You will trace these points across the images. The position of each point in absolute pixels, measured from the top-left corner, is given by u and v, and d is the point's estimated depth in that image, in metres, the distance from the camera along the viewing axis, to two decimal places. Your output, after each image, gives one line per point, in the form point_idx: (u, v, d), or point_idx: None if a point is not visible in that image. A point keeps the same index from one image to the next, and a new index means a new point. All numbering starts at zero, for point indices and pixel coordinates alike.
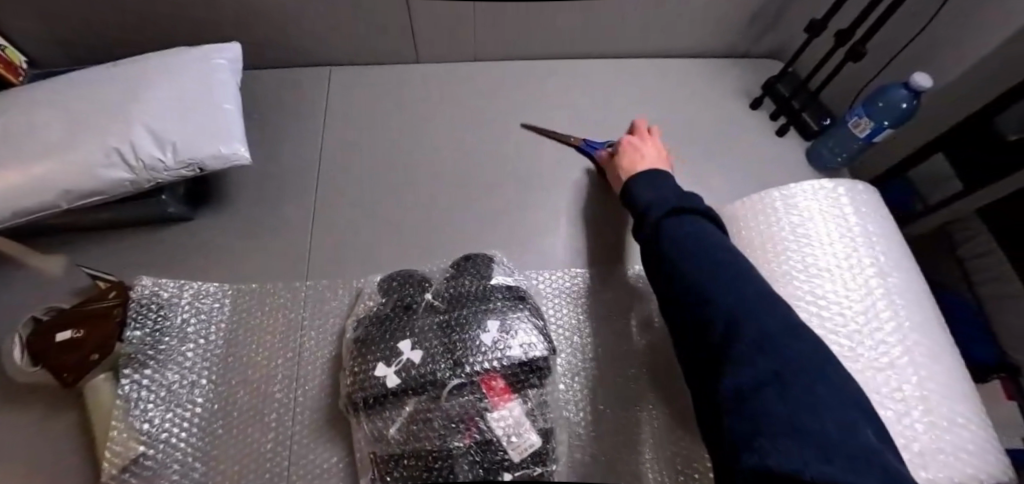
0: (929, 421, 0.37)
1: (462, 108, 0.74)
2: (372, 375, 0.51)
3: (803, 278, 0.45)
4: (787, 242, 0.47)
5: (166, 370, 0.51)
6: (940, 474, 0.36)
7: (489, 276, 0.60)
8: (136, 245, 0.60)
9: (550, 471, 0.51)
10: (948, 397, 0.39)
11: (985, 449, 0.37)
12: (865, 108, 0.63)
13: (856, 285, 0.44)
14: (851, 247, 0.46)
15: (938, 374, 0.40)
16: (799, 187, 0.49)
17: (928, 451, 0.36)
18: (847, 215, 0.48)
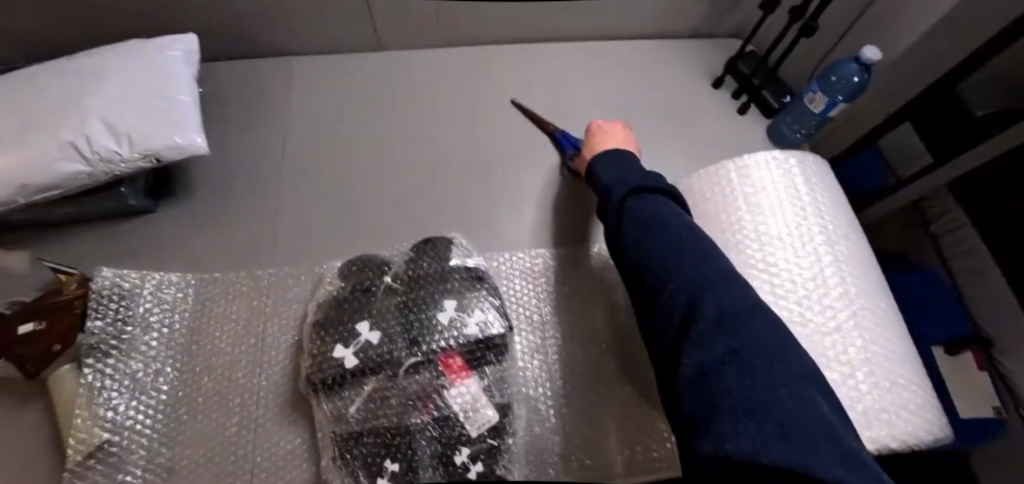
0: (873, 381, 0.38)
1: (428, 92, 0.76)
2: (331, 357, 0.49)
3: (756, 248, 0.44)
4: (742, 213, 0.46)
5: (130, 359, 0.53)
6: (881, 433, 0.37)
7: (450, 259, 0.57)
8: (110, 237, 0.62)
9: (508, 445, 0.49)
10: (892, 354, 0.40)
11: (920, 399, 0.39)
12: (820, 84, 0.65)
13: (808, 252, 0.44)
14: (801, 216, 0.45)
15: (882, 338, 0.41)
16: (752, 158, 0.48)
17: (872, 411, 0.37)
18: (798, 187, 0.47)
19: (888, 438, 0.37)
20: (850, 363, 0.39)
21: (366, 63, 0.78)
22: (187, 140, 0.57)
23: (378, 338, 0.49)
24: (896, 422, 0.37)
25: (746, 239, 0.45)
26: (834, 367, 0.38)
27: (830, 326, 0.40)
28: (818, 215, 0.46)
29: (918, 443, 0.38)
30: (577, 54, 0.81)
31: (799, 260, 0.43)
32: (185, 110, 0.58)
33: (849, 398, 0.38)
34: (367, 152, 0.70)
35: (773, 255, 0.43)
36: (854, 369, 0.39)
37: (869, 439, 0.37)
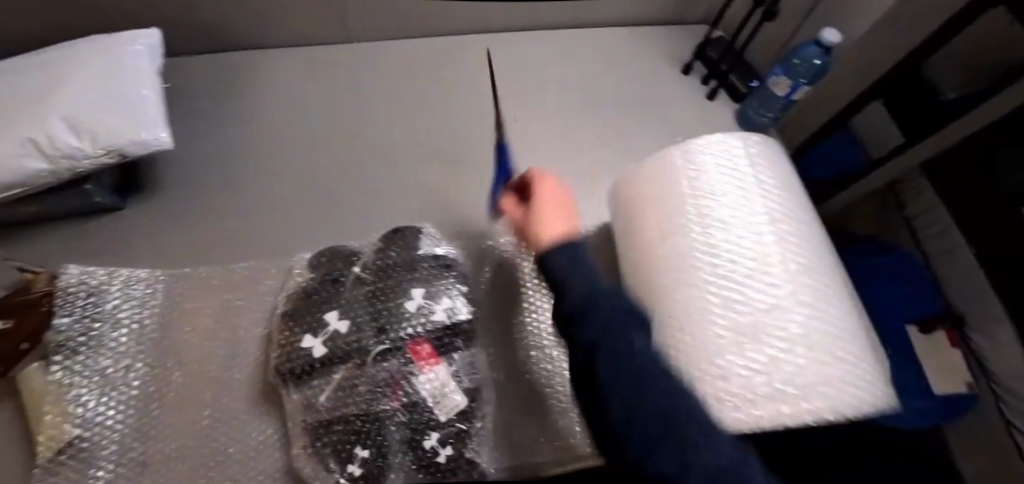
0: (810, 355, 0.40)
1: (399, 84, 0.77)
2: (299, 347, 0.49)
3: (699, 230, 0.46)
4: (688, 198, 0.48)
5: (100, 355, 0.53)
6: (820, 404, 0.39)
7: (419, 247, 0.57)
8: (77, 235, 0.61)
9: (477, 428, 0.50)
10: (832, 328, 0.42)
11: (858, 371, 0.41)
12: (783, 67, 0.69)
13: (752, 231, 0.45)
14: (745, 198, 0.47)
15: (826, 314, 0.42)
16: (698, 141, 0.50)
17: (812, 384, 0.39)
18: (742, 169, 0.49)
19: (826, 409, 0.39)
20: (790, 339, 0.41)
21: (335, 56, 0.78)
22: (152, 135, 0.57)
23: (347, 327, 0.50)
24: (833, 393, 0.39)
25: (692, 221, 0.47)
26: (773, 342, 0.40)
27: (771, 302, 0.42)
28: (762, 193, 0.47)
29: (856, 412, 0.40)
30: (546, 44, 0.82)
31: (743, 238, 0.45)
32: (149, 105, 0.58)
33: (790, 372, 0.39)
34: (338, 144, 0.71)
35: (718, 235, 0.45)
36: (794, 344, 0.40)
37: (809, 410, 0.39)
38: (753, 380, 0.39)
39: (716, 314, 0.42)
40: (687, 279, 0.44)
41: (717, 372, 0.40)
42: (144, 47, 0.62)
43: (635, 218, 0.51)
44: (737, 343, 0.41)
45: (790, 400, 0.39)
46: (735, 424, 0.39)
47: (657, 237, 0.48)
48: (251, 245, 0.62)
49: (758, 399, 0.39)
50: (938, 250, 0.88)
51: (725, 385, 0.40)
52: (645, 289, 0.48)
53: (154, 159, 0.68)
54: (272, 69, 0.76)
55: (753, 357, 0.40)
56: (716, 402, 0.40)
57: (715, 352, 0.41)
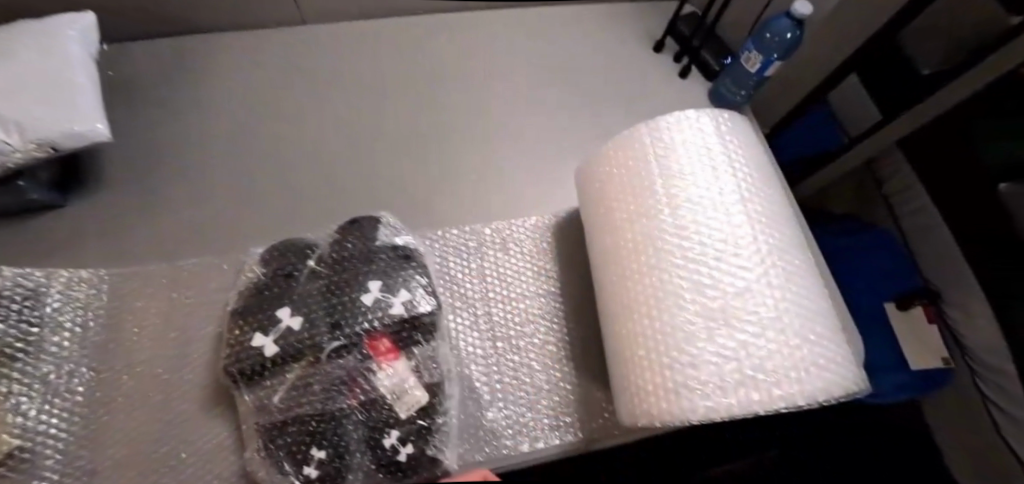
0: (779, 338, 0.38)
1: (360, 69, 0.74)
2: (249, 346, 0.47)
3: (668, 212, 0.43)
4: (657, 178, 0.45)
5: (39, 360, 0.50)
6: (793, 389, 0.37)
7: (377, 238, 0.54)
8: (14, 234, 0.57)
9: (440, 425, 0.48)
10: (804, 309, 0.40)
11: (830, 353, 0.39)
12: (755, 42, 0.64)
13: (722, 212, 0.43)
14: (714, 175, 0.45)
15: (799, 295, 0.41)
16: (667, 118, 0.47)
17: (783, 369, 0.37)
18: (710, 145, 0.46)
19: (798, 395, 0.37)
20: (761, 322, 0.38)
21: (293, 41, 0.75)
22: (87, 125, 0.53)
23: (301, 323, 0.47)
24: (805, 378, 0.37)
25: (661, 203, 0.44)
26: (744, 326, 0.38)
27: (739, 286, 0.40)
28: (732, 173, 0.45)
29: (828, 397, 0.38)
30: (512, 26, 0.81)
31: (712, 220, 0.42)
32: (84, 95, 0.54)
33: (760, 357, 0.37)
34: (296, 133, 0.68)
35: (688, 217, 0.42)
36: (764, 328, 0.38)
37: (780, 397, 0.37)
38: (723, 367, 0.37)
39: (686, 299, 0.39)
40: (655, 264, 0.42)
41: (687, 359, 0.38)
42: (78, 34, 0.58)
43: (600, 203, 0.49)
44: (709, 329, 0.38)
45: (760, 387, 0.37)
46: (705, 412, 0.36)
47: (624, 220, 0.45)
48: (202, 241, 0.59)
49: (730, 386, 0.37)
50: (915, 228, 0.89)
51: (695, 372, 0.38)
52: (613, 275, 0.45)
53: (97, 153, 0.64)
54: (227, 56, 0.73)
55: (724, 343, 0.38)
56: (686, 390, 0.37)
57: (685, 339, 0.38)
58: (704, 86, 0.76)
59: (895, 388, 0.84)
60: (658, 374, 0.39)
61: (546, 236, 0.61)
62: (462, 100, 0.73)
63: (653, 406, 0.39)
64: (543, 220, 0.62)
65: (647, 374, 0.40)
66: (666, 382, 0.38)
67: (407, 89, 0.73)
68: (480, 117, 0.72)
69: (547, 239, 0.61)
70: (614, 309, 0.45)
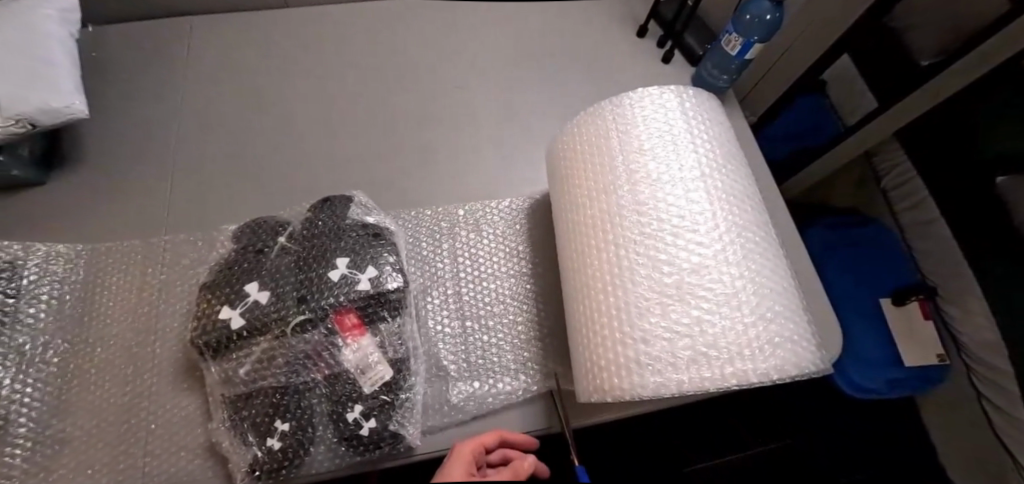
0: (734, 317, 0.38)
1: (344, 53, 0.75)
2: (218, 318, 0.47)
3: (629, 188, 0.43)
4: (619, 153, 0.45)
5: (14, 331, 0.51)
6: (745, 367, 0.37)
7: (347, 216, 0.54)
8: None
9: (403, 400, 0.48)
10: (764, 287, 0.40)
11: (789, 332, 0.39)
12: (734, 25, 0.62)
13: (682, 188, 0.43)
14: (677, 150, 0.45)
15: (758, 272, 0.40)
16: (631, 94, 0.47)
17: (734, 346, 0.37)
18: (674, 121, 0.46)
19: (749, 372, 0.37)
20: (716, 299, 0.38)
21: (279, 26, 0.77)
22: (64, 103, 0.53)
23: (267, 297, 0.47)
24: (758, 355, 0.37)
25: (621, 179, 0.44)
26: (699, 303, 0.38)
27: (695, 262, 0.39)
28: (694, 149, 0.45)
29: (782, 376, 0.38)
30: (501, 14, 0.82)
31: (673, 196, 0.42)
32: (61, 72, 0.54)
33: (713, 334, 0.37)
34: (277, 114, 0.69)
35: (647, 192, 0.42)
36: (719, 304, 0.38)
37: (732, 374, 0.36)
38: (675, 343, 0.37)
39: (639, 275, 0.39)
40: (612, 237, 0.42)
41: (638, 336, 0.38)
42: (58, 12, 0.58)
43: (566, 179, 0.49)
44: (661, 304, 0.38)
45: (712, 364, 0.37)
46: (655, 387, 0.37)
47: (585, 195, 0.46)
48: (180, 218, 0.60)
49: (680, 363, 0.37)
50: (914, 221, 0.86)
51: (646, 349, 0.38)
52: (573, 251, 0.45)
53: (81, 132, 0.65)
54: (215, 40, 0.74)
55: (676, 318, 0.38)
56: (636, 366, 0.37)
57: (637, 314, 0.38)
58: (687, 71, 0.75)
59: (891, 385, 0.82)
60: (612, 348, 0.39)
61: (520, 218, 0.61)
62: (444, 84, 0.74)
63: (605, 382, 0.39)
64: (518, 202, 0.62)
65: (602, 349, 0.39)
66: (620, 357, 0.38)
67: (392, 73, 0.74)
68: (463, 100, 0.72)
69: (521, 220, 0.61)
70: (571, 284, 0.45)
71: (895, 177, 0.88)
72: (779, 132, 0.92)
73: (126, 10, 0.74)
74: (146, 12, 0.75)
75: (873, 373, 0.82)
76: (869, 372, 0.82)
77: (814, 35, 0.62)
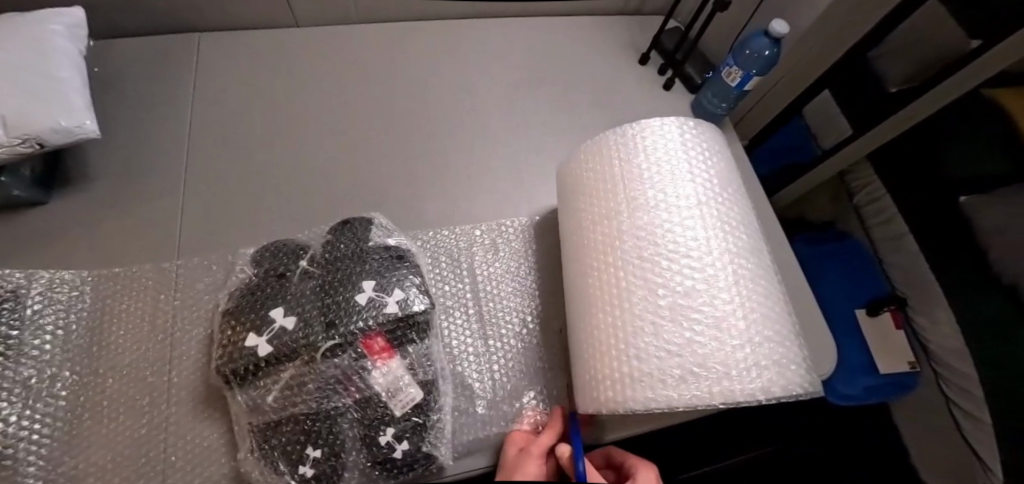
0: (723, 336, 0.39)
1: (355, 72, 0.75)
2: (244, 346, 0.46)
3: (630, 215, 0.45)
4: (621, 184, 0.47)
5: (18, 364, 0.48)
6: (735, 387, 0.38)
7: (369, 239, 0.56)
8: None
9: (434, 421, 0.49)
10: (755, 310, 0.41)
11: (777, 354, 0.40)
12: (734, 58, 0.66)
13: (677, 215, 0.44)
14: (676, 179, 0.46)
15: (747, 294, 0.41)
16: (632, 126, 0.49)
17: (722, 366, 0.38)
18: (671, 151, 0.48)
19: (737, 392, 0.38)
20: (701, 320, 0.39)
21: (290, 42, 0.76)
22: (75, 122, 0.51)
23: (294, 323, 0.47)
24: (746, 376, 0.38)
25: (622, 207, 0.45)
26: (693, 319, 0.39)
27: (688, 285, 0.40)
28: (692, 178, 0.46)
29: (769, 398, 0.38)
30: (513, 31, 0.84)
31: (669, 222, 0.43)
32: (72, 90, 0.53)
33: (703, 353, 0.38)
34: (285, 134, 0.68)
35: (645, 219, 0.44)
36: (709, 326, 0.39)
37: (720, 393, 0.37)
38: (666, 360, 0.38)
39: (636, 297, 0.41)
40: (612, 260, 0.44)
41: (633, 352, 0.39)
42: (68, 27, 0.56)
43: (577, 205, 0.51)
44: (655, 325, 0.39)
45: (702, 382, 0.38)
46: (646, 401, 0.38)
47: (591, 220, 0.48)
48: (189, 240, 0.59)
49: (671, 380, 0.38)
50: (885, 237, 0.92)
51: (640, 366, 0.39)
52: (579, 271, 0.47)
53: (78, 151, 0.63)
54: (219, 55, 0.73)
55: (669, 338, 0.39)
56: (630, 382, 0.39)
57: (634, 333, 0.40)
58: (687, 98, 0.79)
59: (869, 391, 0.88)
60: (613, 362, 0.40)
61: (538, 235, 0.64)
62: (456, 103, 0.75)
63: (603, 395, 0.41)
64: (531, 219, 0.65)
65: (604, 362, 0.41)
66: (616, 371, 0.40)
67: (399, 94, 0.75)
68: (479, 122, 0.74)
69: (541, 238, 0.63)
70: (578, 303, 0.47)
71: (864, 196, 0.95)
72: (785, 139, 1.01)
73: (128, 24, 0.73)
74: (147, 25, 0.74)
75: (852, 380, 0.88)
76: (848, 382, 0.88)
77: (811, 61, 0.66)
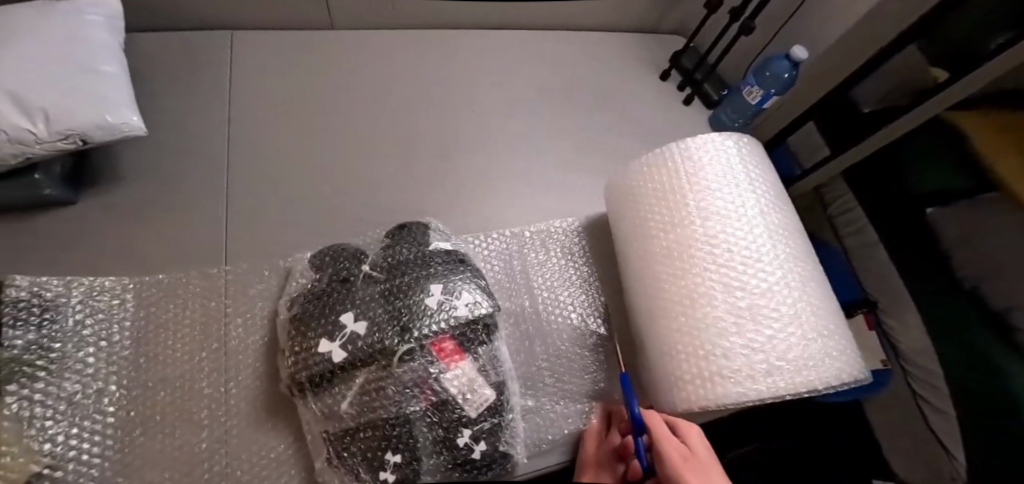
0: (799, 334, 0.45)
1: (393, 78, 0.76)
2: (316, 352, 0.45)
3: (699, 223, 0.49)
4: (688, 192, 0.51)
5: (61, 379, 0.45)
6: (813, 376, 0.44)
7: (428, 242, 0.56)
8: (23, 235, 0.53)
9: (507, 421, 0.50)
10: (818, 308, 0.47)
11: (841, 346, 0.46)
12: (757, 78, 0.78)
13: (746, 222, 0.49)
14: (739, 190, 0.51)
15: (810, 293, 0.47)
16: (692, 142, 0.53)
17: (801, 358, 0.44)
18: (733, 162, 0.53)
19: (815, 381, 0.44)
20: (781, 317, 0.45)
21: (324, 45, 0.76)
22: (121, 118, 0.49)
23: (365, 328, 0.47)
24: (821, 366, 0.44)
25: (693, 215, 0.50)
26: (771, 324, 0.44)
27: (763, 287, 0.46)
28: (752, 188, 0.52)
29: (839, 383, 0.45)
30: (539, 40, 0.87)
31: (738, 230, 0.49)
32: (114, 85, 0.49)
33: (783, 349, 0.44)
34: (337, 137, 0.69)
35: (717, 227, 0.49)
36: (785, 323, 0.45)
37: (803, 383, 0.43)
38: (752, 357, 0.44)
39: (717, 299, 0.46)
40: (686, 265, 0.48)
41: (720, 352, 0.44)
42: (103, 17, 0.53)
43: (636, 214, 0.54)
44: (737, 324, 0.45)
45: (787, 375, 0.43)
46: (738, 396, 0.43)
47: (655, 232, 0.51)
48: (238, 247, 0.57)
49: (758, 374, 0.43)
50: (857, 244, 0.86)
51: (728, 364, 0.44)
52: (647, 275, 0.51)
53: (106, 152, 0.60)
54: (256, 58, 0.73)
55: (752, 337, 0.44)
56: (719, 379, 0.43)
57: (718, 334, 0.45)
58: (703, 111, 0.87)
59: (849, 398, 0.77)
60: (696, 365, 0.45)
61: (578, 239, 0.66)
62: (453, 105, 0.77)
63: (690, 393, 0.45)
64: (573, 224, 0.67)
65: (686, 365, 0.46)
66: (704, 371, 0.44)
67: (395, 95, 0.75)
68: (504, 128, 0.76)
69: (587, 241, 0.66)
70: (647, 305, 0.51)
71: (837, 208, 0.88)
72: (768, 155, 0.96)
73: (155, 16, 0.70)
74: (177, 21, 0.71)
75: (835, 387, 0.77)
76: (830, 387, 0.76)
77: (825, 71, 0.68)
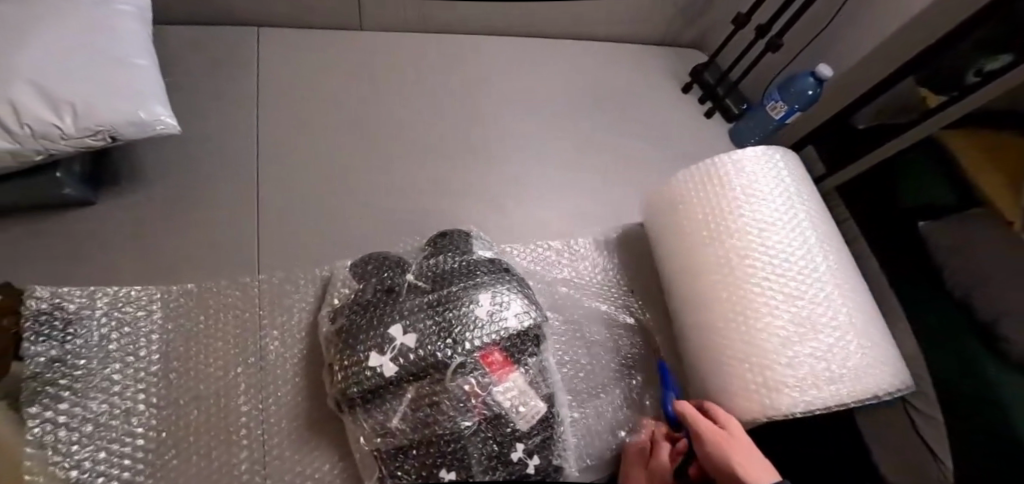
0: (856, 342, 0.46)
1: (422, 82, 0.75)
2: (367, 367, 0.43)
3: (755, 232, 0.50)
4: (740, 202, 0.51)
5: (86, 398, 0.42)
6: (871, 384, 0.45)
7: (471, 251, 0.55)
8: (42, 238, 0.49)
9: (557, 432, 0.50)
10: (869, 317, 0.49)
11: (890, 354, 0.48)
12: (780, 94, 0.76)
13: (800, 233, 0.50)
14: (789, 201, 0.52)
15: (861, 303, 0.49)
16: (745, 151, 0.54)
17: (859, 367, 0.45)
18: (780, 173, 0.54)
19: (873, 388, 0.45)
20: (839, 326, 0.46)
21: (354, 47, 0.74)
22: (153, 115, 0.45)
23: (414, 340, 0.44)
24: (877, 373, 0.45)
25: (750, 224, 0.50)
26: (829, 332, 0.45)
27: (820, 297, 0.47)
28: (801, 200, 0.53)
29: (892, 390, 0.46)
30: (563, 48, 0.88)
31: (792, 239, 0.50)
32: (145, 80, 0.46)
33: (843, 356, 0.45)
34: (370, 141, 0.67)
35: (772, 237, 0.49)
36: (842, 332, 0.46)
37: (861, 390, 0.44)
38: (816, 364, 0.44)
39: (777, 309, 0.46)
40: (743, 275, 0.48)
41: (784, 360, 0.44)
42: (133, 8, 0.50)
43: (682, 223, 0.54)
44: (798, 334, 0.45)
45: (848, 381, 0.44)
46: (802, 404, 0.43)
47: (707, 236, 0.51)
48: (270, 254, 0.54)
49: (821, 382, 0.44)
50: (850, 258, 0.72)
51: (792, 372, 0.44)
52: (699, 285, 0.51)
53: (127, 152, 0.57)
54: (282, 58, 0.70)
55: (815, 345, 0.45)
56: (780, 388, 0.44)
57: (780, 343, 0.45)
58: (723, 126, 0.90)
59: None
60: (760, 373, 0.45)
61: (611, 249, 0.67)
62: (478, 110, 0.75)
63: (754, 403, 0.45)
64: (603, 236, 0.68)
65: (748, 373, 0.46)
66: (766, 380, 0.44)
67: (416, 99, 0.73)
68: (515, 131, 0.75)
69: (620, 251, 0.67)
70: (702, 315, 0.51)
71: None
72: None
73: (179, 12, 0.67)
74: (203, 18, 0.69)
75: None
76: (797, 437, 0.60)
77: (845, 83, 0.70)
